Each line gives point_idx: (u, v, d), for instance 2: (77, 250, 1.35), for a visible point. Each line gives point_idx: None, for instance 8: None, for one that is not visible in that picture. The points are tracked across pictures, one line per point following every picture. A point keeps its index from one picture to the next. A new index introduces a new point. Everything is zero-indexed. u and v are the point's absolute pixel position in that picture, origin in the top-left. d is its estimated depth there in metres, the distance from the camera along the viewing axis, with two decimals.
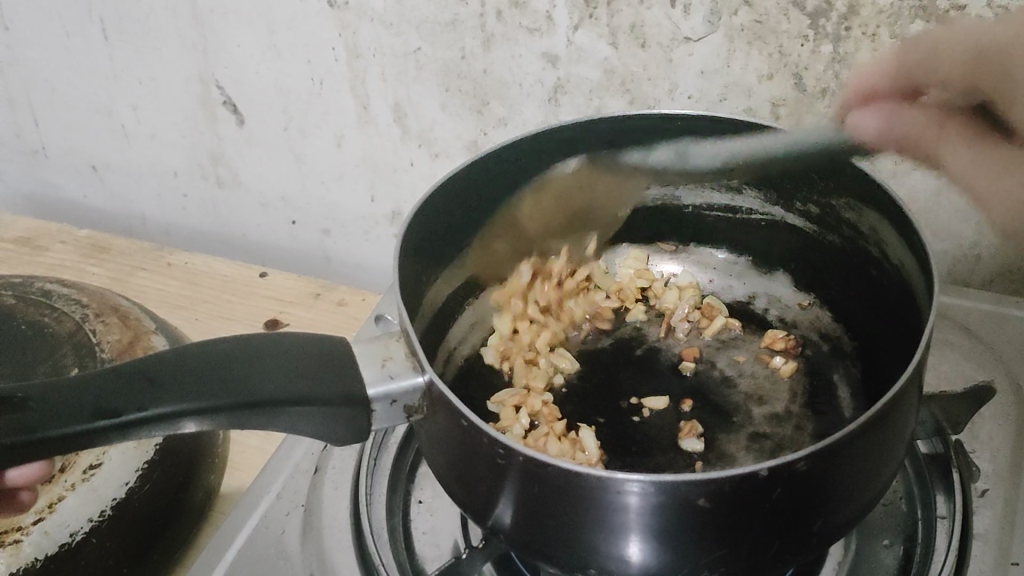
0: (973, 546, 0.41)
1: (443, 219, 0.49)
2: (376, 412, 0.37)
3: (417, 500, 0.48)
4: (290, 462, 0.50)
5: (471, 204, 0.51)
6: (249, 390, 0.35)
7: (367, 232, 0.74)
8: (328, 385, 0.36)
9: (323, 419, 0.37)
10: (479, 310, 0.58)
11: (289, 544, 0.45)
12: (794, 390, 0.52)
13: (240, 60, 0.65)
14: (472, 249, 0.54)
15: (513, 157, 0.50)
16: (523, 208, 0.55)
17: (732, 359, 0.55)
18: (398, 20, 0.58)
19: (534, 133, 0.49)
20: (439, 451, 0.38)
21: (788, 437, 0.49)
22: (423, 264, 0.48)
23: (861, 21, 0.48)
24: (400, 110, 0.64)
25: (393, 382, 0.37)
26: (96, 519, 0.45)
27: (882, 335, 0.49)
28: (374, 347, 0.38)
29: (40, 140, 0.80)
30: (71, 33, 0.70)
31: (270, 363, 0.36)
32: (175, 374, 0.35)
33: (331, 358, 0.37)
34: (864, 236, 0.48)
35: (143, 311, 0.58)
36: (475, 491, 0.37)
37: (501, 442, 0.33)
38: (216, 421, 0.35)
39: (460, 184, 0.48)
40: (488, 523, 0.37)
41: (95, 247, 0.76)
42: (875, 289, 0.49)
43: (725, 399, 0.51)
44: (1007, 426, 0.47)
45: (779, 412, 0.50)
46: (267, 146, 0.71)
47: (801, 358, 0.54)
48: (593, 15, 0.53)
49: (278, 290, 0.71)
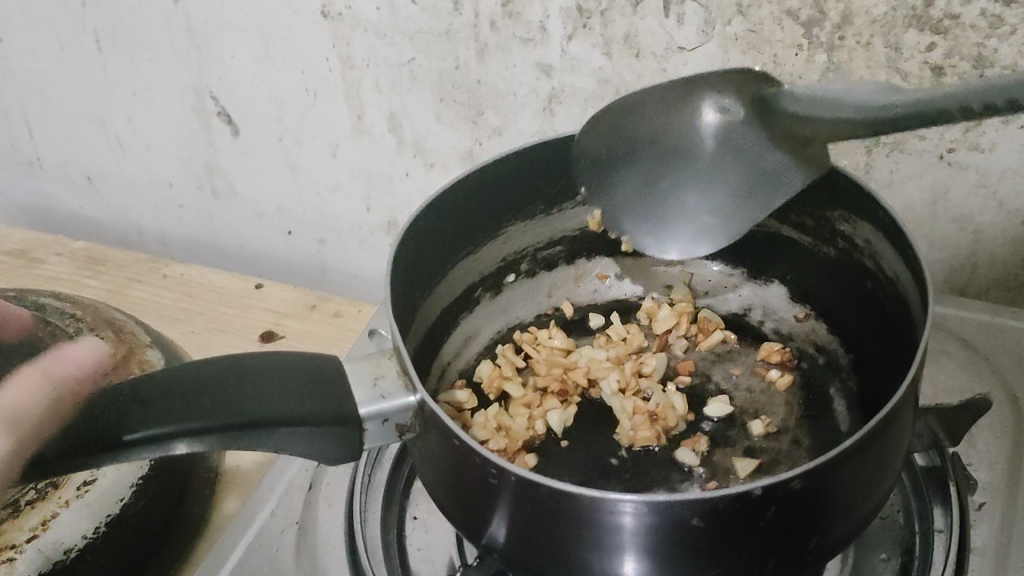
0: (969, 559, 0.41)
1: (438, 232, 0.49)
2: (367, 432, 0.37)
3: (411, 516, 0.48)
4: (284, 477, 0.49)
5: (464, 216, 0.50)
6: (242, 409, 0.35)
7: (362, 242, 0.74)
8: (320, 404, 0.36)
9: (316, 439, 0.37)
10: (473, 325, 0.58)
11: (283, 562, 0.45)
12: (790, 403, 0.53)
13: (234, 70, 0.65)
14: (467, 263, 0.54)
15: (503, 174, 0.50)
16: (519, 220, 0.55)
17: (727, 372, 0.56)
18: (391, 30, 0.58)
19: (528, 146, 0.49)
20: (431, 469, 0.38)
21: (783, 451, 0.50)
22: (417, 279, 0.48)
23: (855, 30, 0.48)
24: (394, 120, 0.63)
25: (385, 401, 0.37)
26: (90, 536, 0.45)
27: (876, 348, 0.48)
28: (365, 365, 0.38)
29: (36, 150, 0.80)
30: (66, 43, 0.70)
31: (260, 383, 0.36)
32: (166, 396, 0.35)
33: (322, 378, 0.37)
34: (859, 248, 0.47)
35: (139, 324, 0.58)
36: (469, 509, 0.36)
37: (493, 461, 0.33)
38: (209, 442, 0.35)
39: (452, 200, 0.48)
40: (482, 541, 0.37)
41: (91, 258, 0.76)
42: (871, 302, 0.48)
43: (718, 406, 0.53)
44: (1005, 438, 0.47)
45: (776, 427, 0.51)
46: (263, 157, 0.70)
47: (799, 370, 0.55)
48: (587, 25, 0.53)
49: (275, 301, 0.70)
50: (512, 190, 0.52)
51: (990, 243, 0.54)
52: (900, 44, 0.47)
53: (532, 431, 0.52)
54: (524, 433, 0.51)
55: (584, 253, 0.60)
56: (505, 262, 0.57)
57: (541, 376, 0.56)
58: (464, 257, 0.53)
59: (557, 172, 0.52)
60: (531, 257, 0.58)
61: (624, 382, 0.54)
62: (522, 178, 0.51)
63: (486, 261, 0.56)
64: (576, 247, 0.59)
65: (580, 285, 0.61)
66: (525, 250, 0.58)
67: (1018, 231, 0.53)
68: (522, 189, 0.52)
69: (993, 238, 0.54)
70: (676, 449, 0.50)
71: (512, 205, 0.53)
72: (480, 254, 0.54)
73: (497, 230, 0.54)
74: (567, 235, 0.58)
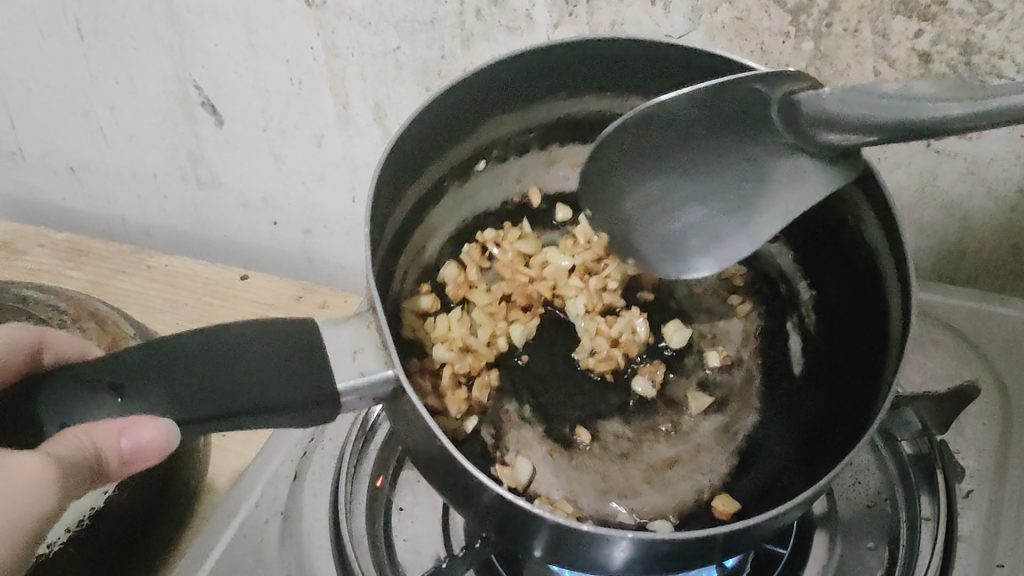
0: (956, 548, 0.43)
1: (410, 144, 0.47)
2: (343, 405, 0.38)
3: (397, 505, 0.49)
4: (269, 467, 0.49)
5: (433, 130, 0.48)
6: (218, 402, 0.36)
7: (347, 231, 0.74)
8: (300, 391, 0.37)
9: (297, 417, 0.38)
10: (440, 220, 0.57)
11: (269, 555, 0.45)
12: (748, 332, 0.58)
13: (217, 59, 0.64)
14: (439, 163, 0.52)
15: (479, 87, 0.48)
16: (497, 114, 0.52)
17: (690, 290, 0.60)
18: (376, 19, 0.57)
19: (503, 58, 0.47)
20: (411, 441, 0.39)
21: (735, 388, 0.56)
22: (388, 199, 0.47)
23: (843, 17, 0.47)
24: (380, 109, 0.63)
25: (365, 377, 0.37)
26: (74, 529, 0.45)
27: (856, 302, 0.48)
28: (346, 334, 0.39)
29: (17, 141, 0.78)
30: (47, 32, 0.67)
31: (239, 366, 0.37)
32: (145, 382, 0.37)
33: (300, 351, 0.38)
34: (841, 204, 0.47)
35: (122, 316, 0.58)
36: (455, 487, 0.38)
37: (473, 474, 0.37)
38: (193, 428, 0.37)
39: (419, 120, 0.46)
40: (470, 513, 0.39)
41: (73, 250, 0.75)
42: (849, 256, 0.48)
43: (680, 337, 0.58)
44: (992, 425, 0.48)
45: (731, 359, 0.57)
46: (247, 147, 0.70)
47: (757, 292, 0.58)
48: (573, 13, 0.53)
49: (260, 293, 0.70)
50: (486, 98, 0.50)
51: (978, 230, 0.54)
52: (888, 31, 0.47)
53: (494, 346, 0.58)
54: (490, 353, 0.57)
55: (555, 142, 0.57)
56: (474, 155, 0.54)
57: (505, 283, 0.60)
58: (439, 157, 0.51)
59: (542, 78, 0.50)
60: (502, 148, 0.56)
61: (591, 304, 0.59)
62: (493, 87, 0.49)
63: (452, 158, 0.53)
64: (551, 136, 0.56)
65: (550, 172, 0.60)
66: (497, 142, 0.55)
67: (1006, 219, 0.53)
68: (499, 96, 0.50)
69: (982, 224, 0.54)
70: (634, 380, 0.57)
71: (482, 105, 0.50)
72: (453, 152, 0.52)
73: (475, 128, 0.52)
74: (543, 124, 0.55)
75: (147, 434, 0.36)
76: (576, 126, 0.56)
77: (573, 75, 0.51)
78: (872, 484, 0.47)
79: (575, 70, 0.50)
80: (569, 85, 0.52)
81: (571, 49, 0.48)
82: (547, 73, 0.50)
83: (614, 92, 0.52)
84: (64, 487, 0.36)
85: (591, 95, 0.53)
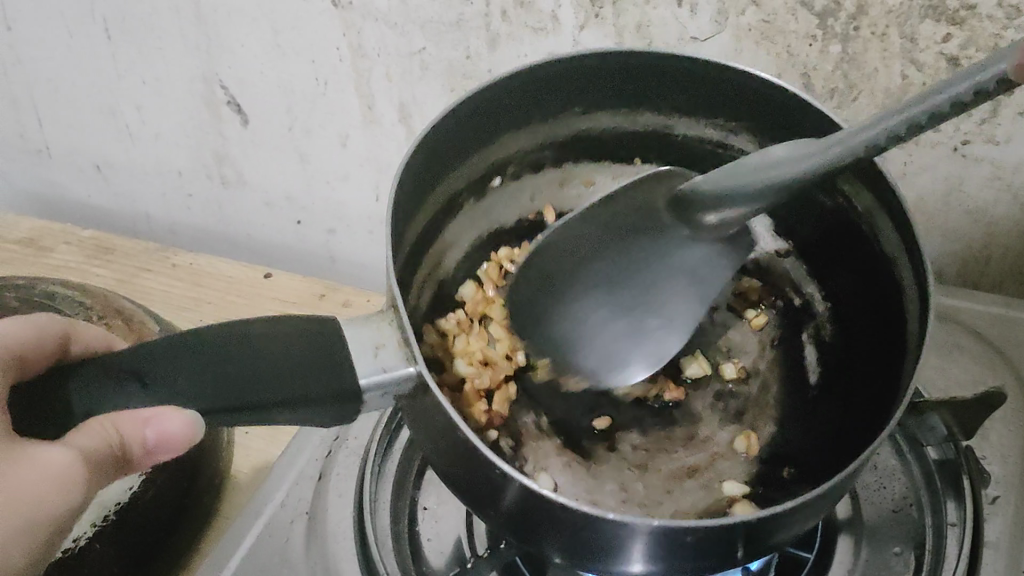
0: (983, 555, 0.43)
1: (432, 153, 0.47)
2: (366, 403, 0.38)
3: (422, 506, 0.49)
4: (295, 468, 0.49)
5: (437, 158, 0.49)
6: (238, 392, 0.37)
7: (371, 231, 0.75)
8: (318, 384, 0.37)
9: (319, 411, 0.38)
10: (448, 241, 0.57)
11: (293, 552, 0.45)
12: (762, 343, 0.58)
13: (244, 60, 0.65)
14: (447, 182, 0.52)
15: (482, 106, 0.48)
16: (509, 130, 0.52)
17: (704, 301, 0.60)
18: (402, 20, 0.57)
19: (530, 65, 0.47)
20: (428, 439, 0.39)
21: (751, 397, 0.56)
22: (409, 212, 0.47)
23: (870, 21, 0.47)
24: (405, 110, 0.63)
25: (387, 374, 0.37)
26: (99, 524, 0.46)
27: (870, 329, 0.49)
28: (367, 330, 0.39)
29: (46, 140, 0.79)
30: (74, 33, 0.68)
31: (262, 355, 0.37)
32: (168, 368, 0.37)
33: (323, 340, 0.38)
34: (858, 213, 0.48)
35: (150, 314, 0.58)
36: (471, 488, 0.38)
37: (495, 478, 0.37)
38: (213, 418, 0.37)
39: (441, 131, 0.47)
40: (485, 511, 0.39)
41: (100, 247, 0.75)
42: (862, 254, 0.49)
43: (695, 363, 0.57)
44: (1018, 430, 0.48)
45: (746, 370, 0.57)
46: (272, 146, 0.71)
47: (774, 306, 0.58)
48: (599, 14, 0.53)
49: (284, 292, 0.71)
50: (491, 122, 0.50)
51: (1004, 236, 0.54)
52: (916, 35, 0.47)
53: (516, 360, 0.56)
54: (508, 366, 0.56)
55: (569, 157, 0.58)
56: (490, 168, 0.55)
57: None
58: (447, 177, 0.52)
59: (548, 97, 0.50)
60: (511, 163, 0.56)
61: None
62: (503, 108, 0.49)
63: (471, 168, 0.53)
64: (561, 150, 0.57)
65: (564, 189, 0.60)
66: (507, 158, 0.55)
67: None
68: (507, 118, 0.51)
69: (1008, 231, 0.54)
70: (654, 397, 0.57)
71: (496, 121, 0.50)
72: (463, 166, 0.52)
73: (486, 142, 0.52)
74: (552, 139, 0.55)
75: (172, 425, 0.37)
76: (582, 139, 0.56)
77: (585, 94, 0.51)
78: (897, 489, 0.47)
79: (586, 84, 0.50)
80: (581, 99, 0.52)
81: (578, 68, 0.48)
82: (557, 90, 0.50)
83: (623, 106, 0.53)
84: (91, 478, 0.38)
85: (606, 108, 0.53)
